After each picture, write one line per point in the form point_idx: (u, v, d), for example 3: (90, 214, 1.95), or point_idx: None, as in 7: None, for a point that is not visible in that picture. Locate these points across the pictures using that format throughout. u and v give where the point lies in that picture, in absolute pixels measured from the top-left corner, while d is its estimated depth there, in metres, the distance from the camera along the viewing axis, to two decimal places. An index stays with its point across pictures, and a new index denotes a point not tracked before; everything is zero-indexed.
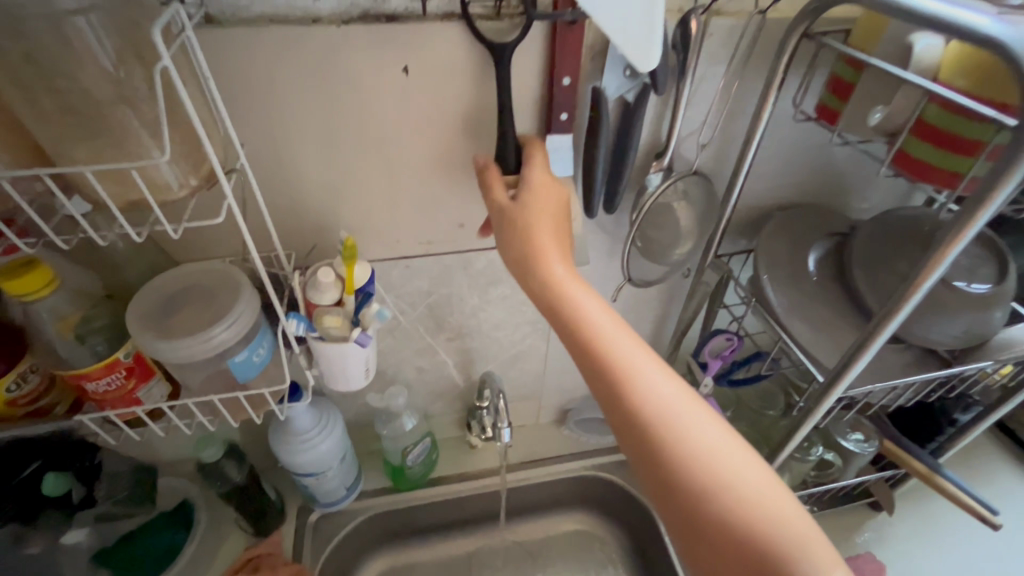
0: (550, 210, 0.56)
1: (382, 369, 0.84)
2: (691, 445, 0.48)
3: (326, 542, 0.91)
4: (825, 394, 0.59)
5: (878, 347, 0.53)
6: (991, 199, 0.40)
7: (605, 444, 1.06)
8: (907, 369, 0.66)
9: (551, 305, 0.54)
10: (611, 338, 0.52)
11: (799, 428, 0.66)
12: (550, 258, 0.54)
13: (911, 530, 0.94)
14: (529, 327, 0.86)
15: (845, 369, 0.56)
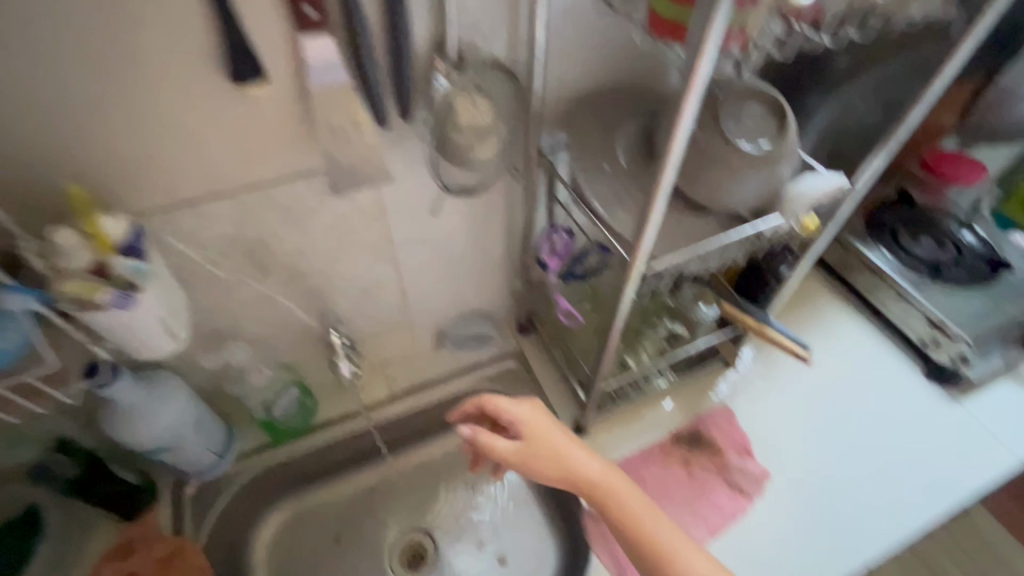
0: (550, 438, 0.69)
1: (217, 327, 0.79)
2: (652, 533, 0.65)
3: (209, 509, 0.89)
4: (633, 260, 0.63)
5: (662, 204, 0.57)
6: (712, 22, 0.42)
7: (485, 356, 1.08)
8: (713, 235, 0.69)
9: (597, 496, 0.67)
10: (591, 471, 0.67)
11: (620, 302, 0.70)
12: (571, 455, 0.68)
13: (756, 378, 1.06)
14: (370, 256, 0.82)
15: (643, 224, 0.59)
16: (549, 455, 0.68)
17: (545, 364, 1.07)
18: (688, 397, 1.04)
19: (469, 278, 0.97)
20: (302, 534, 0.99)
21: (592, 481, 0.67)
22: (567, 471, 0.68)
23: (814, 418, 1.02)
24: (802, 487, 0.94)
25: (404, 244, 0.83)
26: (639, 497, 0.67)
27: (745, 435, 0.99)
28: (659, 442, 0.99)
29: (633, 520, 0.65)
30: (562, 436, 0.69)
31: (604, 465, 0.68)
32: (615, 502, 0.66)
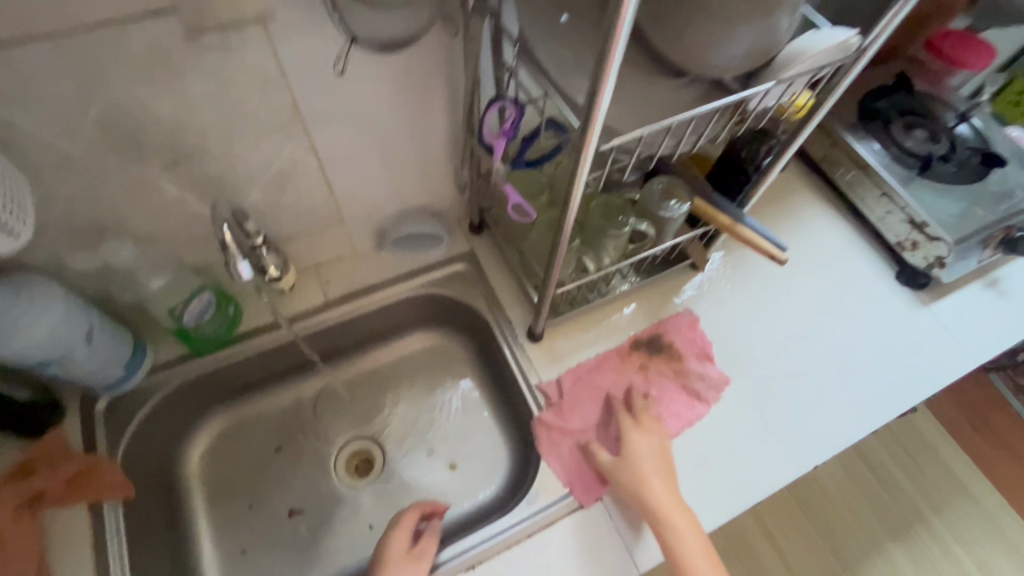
0: (650, 460, 0.78)
1: (90, 222, 0.65)
2: (678, 541, 0.71)
3: (124, 425, 0.81)
4: (586, 133, 0.50)
5: (619, 59, 0.45)
6: None
7: (432, 259, 0.98)
8: (688, 107, 0.57)
9: (635, 484, 0.76)
10: (654, 485, 0.75)
11: (574, 193, 0.58)
12: (636, 464, 0.77)
13: (722, 282, 1.00)
14: (276, 136, 0.67)
15: (596, 93, 0.47)
16: (627, 471, 0.77)
17: (498, 267, 0.97)
18: (649, 301, 0.97)
19: (407, 168, 0.83)
20: (240, 443, 0.95)
21: (639, 487, 0.76)
22: (625, 463, 0.78)
23: (778, 323, 0.97)
24: (758, 392, 0.91)
25: (318, 121, 0.68)
26: (693, 533, 0.72)
27: (706, 341, 0.94)
28: (619, 347, 0.93)
29: (659, 514, 0.73)
30: (658, 482, 0.76)
31: (672, 503, 0.74)
32: (680, 516, 0.73)
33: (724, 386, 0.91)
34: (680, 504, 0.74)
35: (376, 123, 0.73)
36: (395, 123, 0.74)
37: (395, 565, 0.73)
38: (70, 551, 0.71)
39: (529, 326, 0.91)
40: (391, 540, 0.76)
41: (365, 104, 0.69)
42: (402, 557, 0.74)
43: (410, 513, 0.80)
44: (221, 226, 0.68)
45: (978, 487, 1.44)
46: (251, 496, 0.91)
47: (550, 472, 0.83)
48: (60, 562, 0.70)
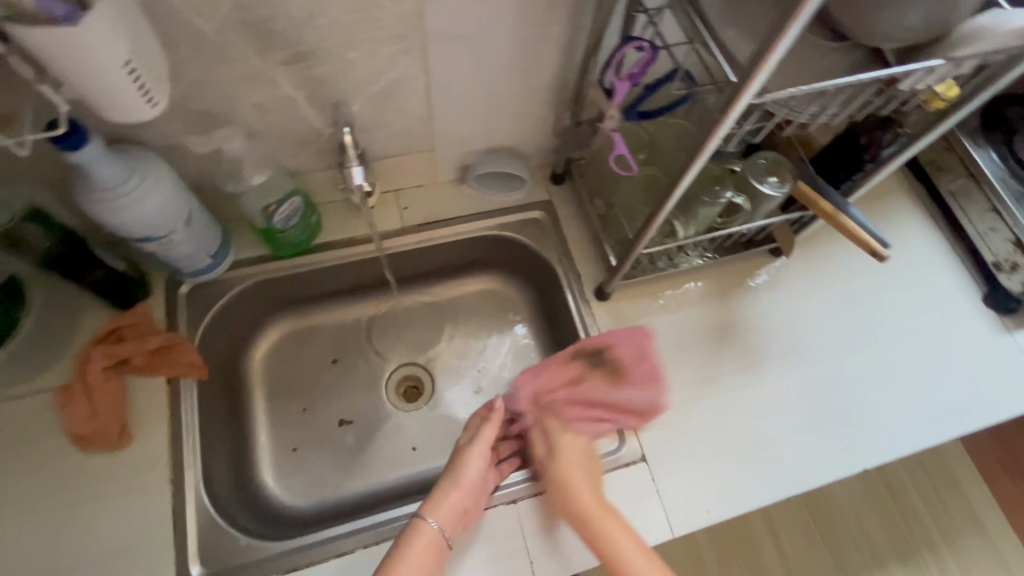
0: (579, 467, 0.77)
1: (205, 107, 0.66)
2: (608, 539, 0.70)
3: (203, 313, 0.84)
4: (740, 92, 0.47)
5: (804, 20, 0.41)
6: None
7: (510, 202, 0.96)
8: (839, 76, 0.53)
9: (562, 491, 0.75)
10: (581, 491, 0.74)
11: (698, 155, 0.56)
12: (566, 471, 0.76)
13: (801, 272, 0.96)
14: (393, 46, 0.66)
15: (766, 51, 0.43)
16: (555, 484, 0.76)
17: (574, 220, 0.96)
18: (723, 278, 0.94)
19: (507, 102, 0.81)
20: (300, 350, 0.98)
21: (567, 493, 0.74)
22: (556, 471, 0.77)
23: (850, 325, 0.93)
24: (818, 390, 0.89)
25: (437, 38, 0.67)
26: (625, 533, 0.71)
27: (772, 328, 0.92)
28: (688, 320, 0.91)
29: (591, 519, 0.72)
30: (588, 491, 0.74)
31: (602, 507, 0.73)
32: (603, 514, 0.72)
33: (781, 377, 0.89)
34: (607, 507, 0.73)
35: (491, 48, 0.71)
36: (509, 52, 0.72)
37: (459, 454, 0.80)
38: (148, 417, 0.76)
39: (599, 284, 0.91)
40: (460, 439, 0.84)
41: (485, 27, 0.67)
42: (463, 449, 0.81)
43: (476, 414, 0.87)
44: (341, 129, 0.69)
45: (996, 526, 1.42)
46: (308, 400, 0.95)
47: (599, 427, 0.84)
48: (139, 426, 0.76)
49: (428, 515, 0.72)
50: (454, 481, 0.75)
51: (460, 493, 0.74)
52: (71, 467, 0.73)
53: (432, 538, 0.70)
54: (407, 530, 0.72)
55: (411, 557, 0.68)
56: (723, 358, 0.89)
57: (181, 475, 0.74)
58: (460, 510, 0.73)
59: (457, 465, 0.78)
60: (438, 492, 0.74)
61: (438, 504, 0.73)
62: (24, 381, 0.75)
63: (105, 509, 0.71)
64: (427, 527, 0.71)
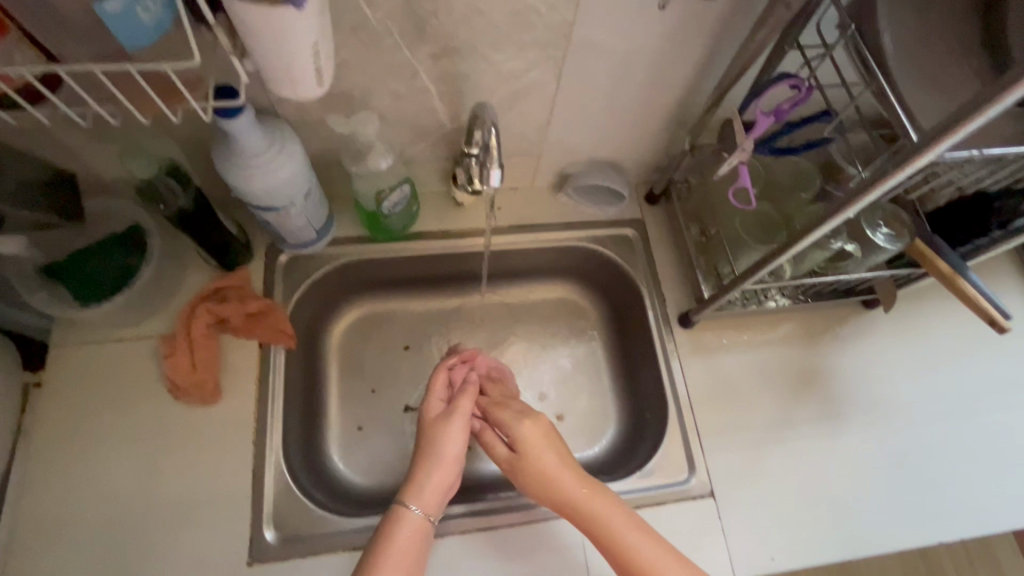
0: (547, 451, 0.67)
1: (347, 90, 0.68)
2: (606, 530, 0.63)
3: (298, 284, 0.87)
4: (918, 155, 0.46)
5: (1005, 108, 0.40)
6: None
7: (602, 216, 0.96)
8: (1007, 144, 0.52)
9: (541, 481, 0.66)
10: (562, 476, 0.65)
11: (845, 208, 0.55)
12: (538, 458, 0.67)
13: (894, 328, 0.93)
14: (537, 52, 0.66)
15: (947, 132, 0.42)
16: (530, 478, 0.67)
17: (665, 242, 0.95)
18: (811, 324, 0.92)
19: (624, 119, 0.81)
20: (373, 332, 0.98)
21: (547, 482, 0.66)
22: (526, 462, 0.67)
23: (940, 390, 0.90)
24: (898, 454, 0.85)
25: (580, 49, 0.67)
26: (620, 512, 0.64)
27: (856, 385, 0.89)
28: (772, 358, 0.90)
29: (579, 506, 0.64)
30: (568, 476, 0.65)
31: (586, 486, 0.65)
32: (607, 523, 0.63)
33: (861, 437, 0.86)
34: (596, 486, 0.65)
35: (626, 66, 0.71)
36: (642, 70, 0.72)
37: (431, 430, 0.70)
38: (239, 378, 0.79)
39: (684, 311, 0.90)
40: (426, 407, 0.73)
41: (627, 43, 0.67)
42: (433, 423, 0.71)
43: (437, 373, 0.76)
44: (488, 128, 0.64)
45: None
46: (375, 382, 0.95)
47: (669, 455, 0.83)
48: (230, 385, 0.78)
49: (410, 502, 0.65)
50: (432, 463, 0.67)
51: (441, 473, 0.67)
52: (166, 416, 0.76)
53: (417, 526, 0.64)
54: (389, 519, 0.65)
55: (398, 547, 0.62)
56: (801, 408, 0.87)
57: (263, 439, 0.77)
58: (442, 489, 0.67)
59: (431, 444, 0.69)
60: (417, 476, 0.67)
61: (420, 490, 0.66)
62: (135, 325, 0.79)
63: (192, 460, 0.75)
64: (409, 516, 0.64)
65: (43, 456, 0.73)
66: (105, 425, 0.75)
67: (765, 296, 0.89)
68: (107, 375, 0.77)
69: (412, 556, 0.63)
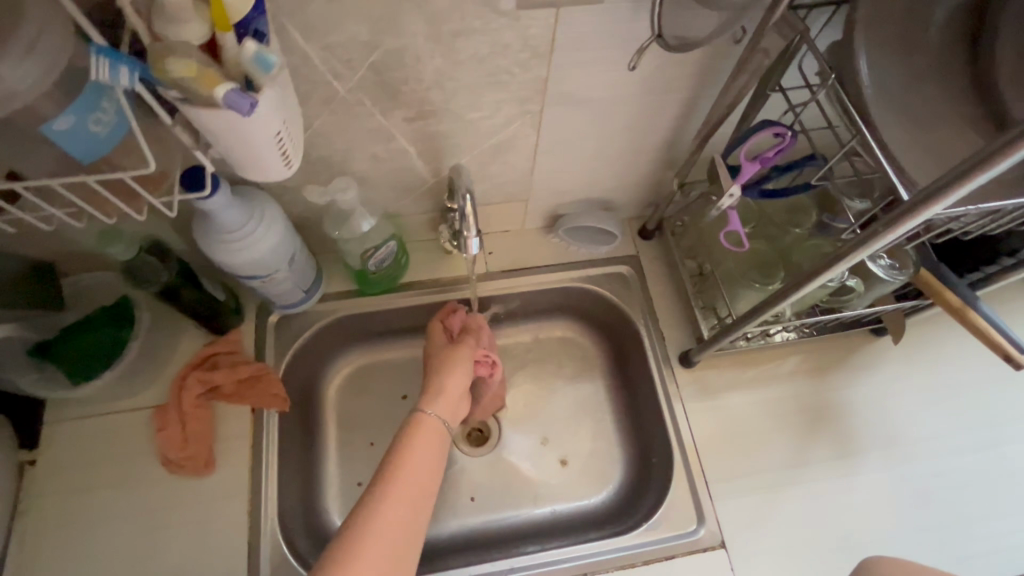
0: None
1: (325, 157, 0.67)
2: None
3: (290, 343, 0.86)
4: (913, 212, 0.45)
5: (1009, 164, 0.39)
6: None
7: (596, 254, 0.94)
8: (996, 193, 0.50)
9: None
10: None
11: (847, 258, 0.53)
12: None
13: (906, 357, 0.89)
14: (514, 107, 0.65)
15: (951, 187, 0.42)
16: None
17: (662, 279, 0.92)
18: (819, 356, 0.89)
19: (611, 162, 0.80)
20: (368, 385, 0.95)
21: None
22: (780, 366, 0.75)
23: (959, 419, 0.86)
24: (920, 490, 0.82)
25: (557, 101, 0.66)
26: None
27: (870, 419, 0.85)
28: (778, 395, 0.87)
29: None
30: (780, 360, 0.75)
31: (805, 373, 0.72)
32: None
33: (882, 474, 0.82)
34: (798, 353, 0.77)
35: (607, 114, 0.70)
36: (624, 116, 0.71)
37: (439, 356, 0.80)
38: (233, 446, 0.78)
39: (685, 350, 0.87)
40: (430, 341, 0.83)
41: (606, 92, 0.66)
42: (440, 352, 0.81)
43: (435, 323, 0.85)
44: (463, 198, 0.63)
45: None
46: (374, 438, 0.92)
47: (678, 504, 0.80)
48: (223, 454, 0.77)
49: (427, 408, 0.71)
50: (449, 362, 0.78)
51: (454, 386, 0.75)
52: (161, 490, 0.75)
53: (434, 428, 0.70)
54: (406, 426, 0.69)
55: (418, 446, 0.67)
56: (815, 445, 0.84)
57: (258, 507, 0.75)
58: (456, 397, 0.74)
59: (440, 362, 0.78)
60: (433, 390, 0.74)
61: (436, 399, 0.73)
62: (127, 397, 0.78)
63: (187, 534, 0.73)
64: (427, 420, 0.70)
65: (39, 539, 0.72)
66: (99, 503, 0.74)
67: (771, 333, 0.86)
68: (102, 452, 0.76)
69: (432, 455, 0.68)
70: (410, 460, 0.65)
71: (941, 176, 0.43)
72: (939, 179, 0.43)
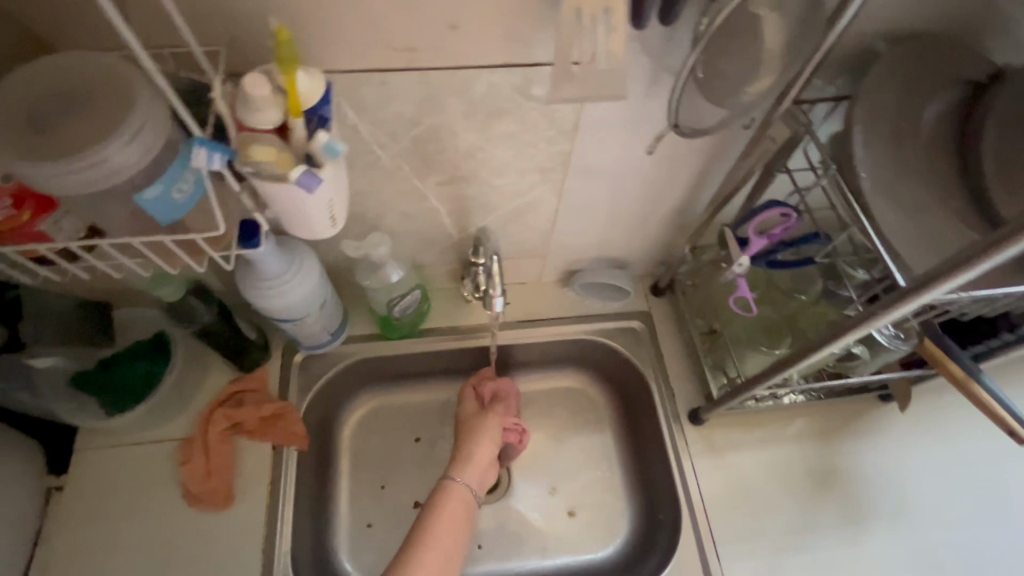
0: None
1: (361, 213, 0.72)
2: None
3: (312, 382, 0.89)
4: (909, 298, 0.49)
5: (997, 261, 0.43)
6: None
7: (607, 308, 0.97)
8: (983, 283, 0.55)
9: None
10: None
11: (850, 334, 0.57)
12: None
13: (913, 424, 0.90)
14: (538, 176, 0.71)
15: (939, 278, 0.46)
16: None
17: (672, 335, 0.95)
18: (825, 420, 0.90)
19: (625, 225, 0.84)
20: (382, 426, 0.97)
21: None
22: None
23: (965, 491, 0.86)
24: (929, 565, 0.81)
25: (579, 172, 0.71)
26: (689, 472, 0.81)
27: (875, 486, 0.86)
28: (785, 455, 0.88)
29: None
30: None
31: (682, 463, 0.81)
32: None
33: (890, 546, 0.82)
34: None
35: (623, 183, 0.75)
36: (640, 186, 0.76)
37: (470, 423, 0.85)
38: (252, 482, 0.80)
39: (694, 409, 0.89)
40: (462, 406, 0.88)
41: (624, 165, 0.71)
42: (471, 418, 0.86)
43: (466, 388, 0.90)
44: (488, 258, 0.70)
45: None
46: (386, 480, 0.93)
47: (684, 563, 0.81)
48: (242, 491, 0.80)
49: (456, 476, 0.77)
50: (479, 428, 0.83)
51: (482, 453, 0.80)
52: (180, 523, 0.77)
53: (462, 496, 0.75)
54: (437, 492, 0.75)
55: (449, 512, 0.73)
56: (822, 511, 0.84)
57: (271, 545, 0.77)
58: (484, 466, 0.79)
59: (471, 429, 0.84)
60: (462, 457, 0.79)
61: (465, 466, 0.78)
62: (155, 429, 0.82)
63: (200, 569, 0.75)
64: (456, 487, 0.75)
65: (57, 567, 0.75)
66: (118, 533, 0.76)
67: (779, 395, 0.88)
68: (125, 482, 0.79)
69: (458, 524, 0.72)
70: (437, 528, 0.71)
71: (937, 264, 0.47)
72: (934, 271, 0.47)
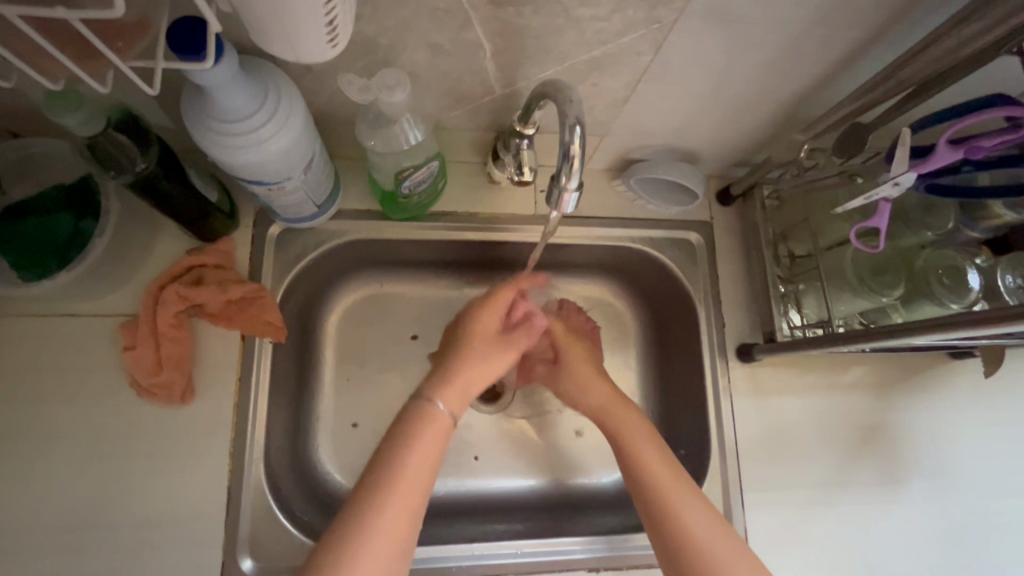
0: (625, 417, 0.66)
1: (370, 35, 0.49)
2: (696, 532, 0.56)
3: (292, 263, 0.71)
4: None
5: None
6: None
7: (663, 212, 0.79)
8: None
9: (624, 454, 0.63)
10: (620, 421, 0.66)
11: None
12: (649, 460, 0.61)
13: (980, 387, 0.80)
14: (639, 11, 0.47)
15: None
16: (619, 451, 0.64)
17: (735, 255, 0.79)
18: (887, 371, 0.79)
19: (722, 107, 0.63)
20: (375, 320, 0.82)
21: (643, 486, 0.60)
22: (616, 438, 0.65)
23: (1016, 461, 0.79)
24: (958, 527, 0.76)
25: (698, 12, 0.48)
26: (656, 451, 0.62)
27: (923, 447, 0.78)
28: (834, 404, 0.78)
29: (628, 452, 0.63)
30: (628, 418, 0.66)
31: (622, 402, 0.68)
32: (624, 412, 0.66)
33: (922, 508, 0.76)
34: (650, 434, 0.63)
35: (749, 42, 0.52)
36: (768, 50, 0.53)
37: (484, 341, 0.66)
38: (216, 375, 0.66)
39: (745, 344, 0.76)
40: (484, 318, 0.67)
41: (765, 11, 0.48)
42: (488, 337, 0.67)
43: (506, 290, 0.68)
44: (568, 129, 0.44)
45: None
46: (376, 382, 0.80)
47: None
48: (205, 384, 0.66)
49: (436, 398, 0.59)
50: (488, 358, 0.65)
51: (475, 381, 0.62)
52: (127, 413, 0.64)
53: (443, 424, 0.57)
54: (414, 415, 0.57)
55: (422, 446, 0.55)
56: (862, 465, 0.76)
57: (242, 449, 0.65)
58: (469, 394, 0.61)
59: (472, 349, 0.65)
60: (448, 375, 0.61)
61: (447, 385, 0.60)
62: (89, 299, 0.65)
63: (153, 467, 0.63)
64: (437, 413, 0.57)
65: None
66: (49, 418, 0.63)
67: None
68: (56, 358, 0.64)
69: (433, 458, 0.55)
70: (415, 460, 0.53)
71: None
72: None
